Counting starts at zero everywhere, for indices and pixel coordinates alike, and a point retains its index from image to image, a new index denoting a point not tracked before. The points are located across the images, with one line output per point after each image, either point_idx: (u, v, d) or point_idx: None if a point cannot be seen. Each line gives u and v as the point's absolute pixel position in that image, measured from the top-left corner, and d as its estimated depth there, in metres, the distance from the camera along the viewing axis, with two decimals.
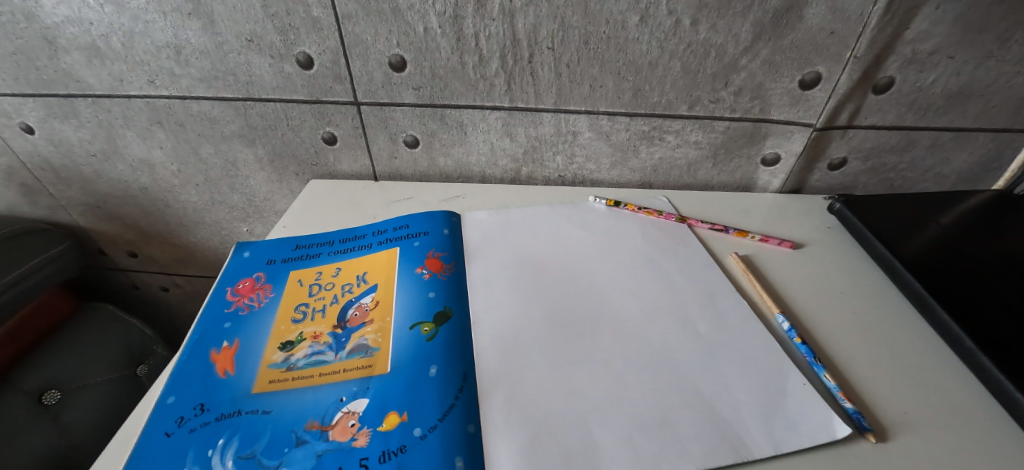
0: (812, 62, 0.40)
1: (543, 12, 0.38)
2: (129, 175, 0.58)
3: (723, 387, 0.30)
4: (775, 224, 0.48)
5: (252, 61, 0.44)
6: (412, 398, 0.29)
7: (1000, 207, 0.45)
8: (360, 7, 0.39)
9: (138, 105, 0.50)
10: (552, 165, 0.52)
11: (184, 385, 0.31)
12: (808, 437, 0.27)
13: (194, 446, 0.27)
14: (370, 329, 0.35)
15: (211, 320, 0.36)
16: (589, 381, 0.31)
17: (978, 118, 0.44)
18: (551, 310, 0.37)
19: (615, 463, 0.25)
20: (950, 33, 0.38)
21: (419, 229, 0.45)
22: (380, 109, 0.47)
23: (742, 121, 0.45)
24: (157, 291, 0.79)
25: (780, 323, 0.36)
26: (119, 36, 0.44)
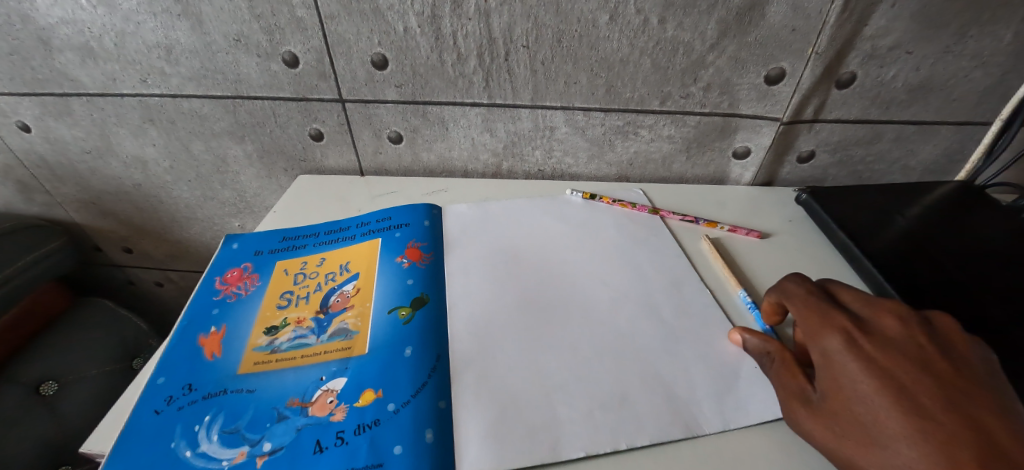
0: (776, 58, 0.42)
1: (517, 11, 0.40)
2: (123, 172, 0.60)
3: (682, 366, 0.32)
4: (745, 215, 0.50)
5: (240, 60, 0.46)
6: (388, 376, 0.30)
7: (961, 197, 0.46)
8: (342, 7, 0.41)
9: (130, 103, 0.51)
10: (532, 159, 0.53)
11: (173, 367, 0.33)
12: (757, 412, 0.29)
13: (181, 423, 0.28)
14: (351, 315, 0.36)
15: (199, 307, 0.38)
16: (557, 362, 0.32)
17: (939, 111, 0.46)
18: (524, 297, 0.38)
19: (575, 436, 0.27)
20: (906, 30, 0.40)
21: (401, 221, 0.46)
22: (364, 106, 0.49)
23: (712, 116, 0.47)
24: (152, 286, 0.80)
25: (741, 298, 0.39)
26: (111, 36, 0.45)
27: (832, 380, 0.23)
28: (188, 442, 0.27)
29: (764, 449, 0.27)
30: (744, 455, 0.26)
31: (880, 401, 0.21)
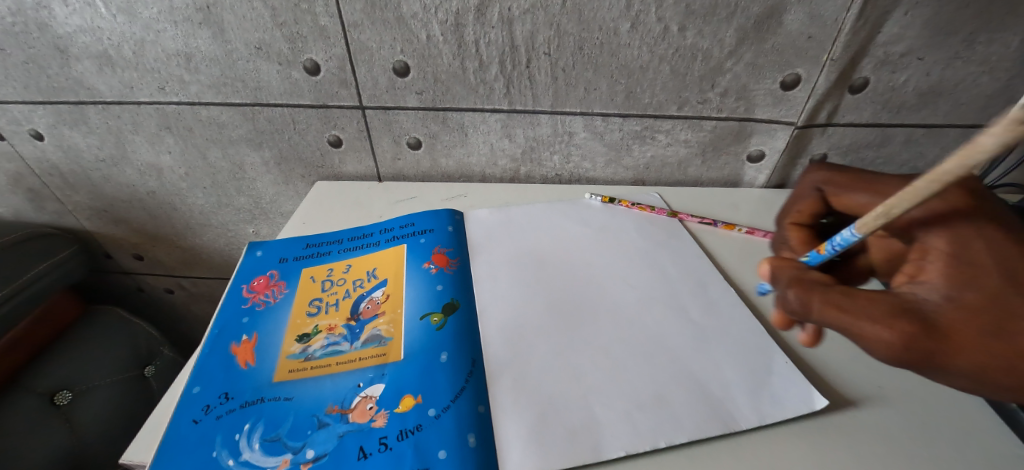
0: (792, 65, 0.43)
1: (540, 19, 0.41)
2: (137, 179, 0.60)
3: (713, 367, 0.33)
4: (761, 217, 0.51)
5: (260, 68, 0.46)
6: (426, 382, 0.31)
7: None
8: (365, 16, 0.41)
9: (147, 111, 0.51)
10: (550, 164, 0.54)
11: (207, 376, 0.33)
12: (789, 410, 0.29)
13: (222, 432, 0.29)
14: (383, 321, 0.37)
15: (229, 316, 0.38)
16: (590, 365, 0.33)
17: (949, 114, 0.47)
18: (552, 301, 0.39)
19: (614, 438, 0.28)
20: (919, 36, 0.41)
21: (424, 227, 0.47)
22: (384, 112, 0.49)
23: (728, 121, 0.48)
24: (161, 293, 0.80)
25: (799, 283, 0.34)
26: (131, 44, 0.45)
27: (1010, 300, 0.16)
28: (231, 451, 0.27)
29: (797, 448, 0.28)
30: (779, 452, 0.27)
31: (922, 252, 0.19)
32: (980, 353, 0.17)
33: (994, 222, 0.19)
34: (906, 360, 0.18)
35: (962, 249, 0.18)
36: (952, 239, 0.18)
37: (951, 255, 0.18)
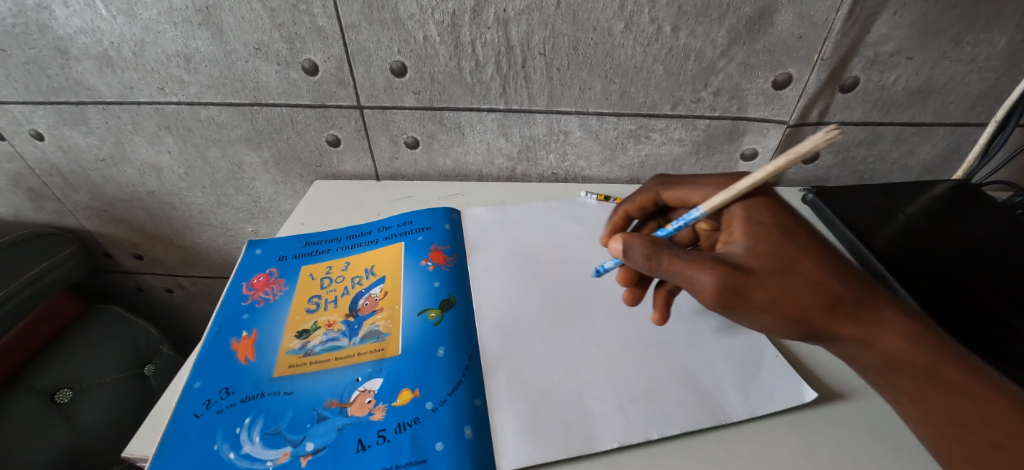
0: (784, 64, 0.44)
1: (535, 20, 0.41)
2: (137, 179, 0.60)
3: (704, 360, 0.33)
4: None
5: (259, 68, 0.47)
6: (423, 376, 0.32)
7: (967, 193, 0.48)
8: (363, 16, 0.42)
9: (147, 111, 0.52)
10: (546, 163, 0.55)
11: (208, 371, 0.33)
12: (778, 403, 0.30)
13: (222, 426, 0.29)
14: (381, 317, 0.37)
15: (229, 312, 0.39)
16: (585, 360, 0.33)
17: (938, 113, 0.48)
18: (547, 298, 0.39)
19: (608, 430, 0.28)
20: (908, 36, 0.41)
21: (422, 225, 0.47)
22: (382, 112, 0.50)
23: (721, 120, 0.49)
24: (161, 292, 0.80)
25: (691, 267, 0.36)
26: (131, 45, 0.46)
27: (785, 252, 0.25)
28: (231, 444, 0.28)
29: (786, 438, 0.28)
30: (768, 442, 0.28)
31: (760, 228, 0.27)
32: (776, 289, 0.24)
33: (765, 198, 0.29)
34: (725, 299, 0.24)
35: (753, 221, 0.27)
36: (746, 214, 0.28)
37: (746, 225, 0.27)
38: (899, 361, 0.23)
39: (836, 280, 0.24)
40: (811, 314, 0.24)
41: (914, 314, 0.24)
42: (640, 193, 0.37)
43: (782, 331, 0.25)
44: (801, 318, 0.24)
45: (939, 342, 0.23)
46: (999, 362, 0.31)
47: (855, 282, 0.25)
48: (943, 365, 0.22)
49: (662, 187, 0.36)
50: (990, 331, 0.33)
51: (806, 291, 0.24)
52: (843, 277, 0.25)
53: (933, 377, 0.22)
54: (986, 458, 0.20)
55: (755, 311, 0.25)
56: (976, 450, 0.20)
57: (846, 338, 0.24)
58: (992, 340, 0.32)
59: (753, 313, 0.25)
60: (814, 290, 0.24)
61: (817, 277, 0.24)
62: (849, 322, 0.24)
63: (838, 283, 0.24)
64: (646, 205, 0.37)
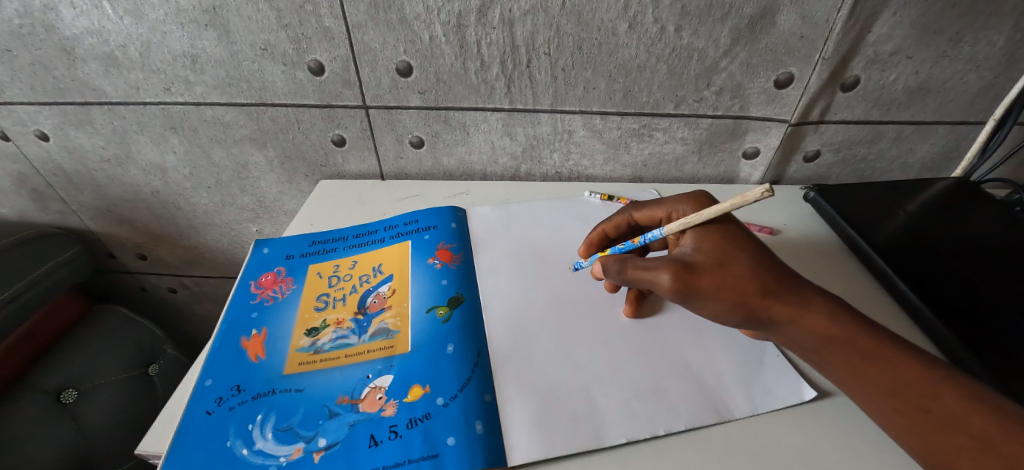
0: (785, 64, 0.44)
1: (540, 20, 0.42)
2: (141, 179, 0.60)
3: (708, 357, 0.34)
4: (756, 212, 0.52)
5: (265, 68, 0.47)
6: (433, 372, 0.32)
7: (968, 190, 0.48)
8: (369, 17, 0.42)
9: (153, 111, 0.52)
10: (550, 162, 0.55)
11: (219, 369, 0.34)
12: (781, 399, 0.31)
13: (235, 422, 0.29)
14: (389, 314, 0.38)
15: (238, 311, 0.39)
16: (591, 356, 0.34)
17: (937, 111, 0.48)
18: (553, 295, 0.40)
19: (616, 425, 0.29)
20: (908, 36, 0.42)
21: (428, 224, 0.48)
22: (387, 112, 0.50)
23: (723, 118, 0.49)
24: (164, 292, 0.81)
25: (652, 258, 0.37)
26: (137, 46, 0.46)
27: (725, 249, 0.29)
28: (244, 441, 0.28)
29: (791, 433, 0.29)
30: (773, 437, 0.29)
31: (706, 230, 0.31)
32: (720, 281, 0.28)
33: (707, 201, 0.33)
34: (681, 293, 0.29)
35: (700, 223, 0.31)
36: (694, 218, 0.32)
37: (694, 228, 0.31)
38: (833, 341, 0.27)
39: (766, 269, 0.29)
40: (752, 300, 0.28)
41: (833, 297, 0.28)
42: (616, 214, 0.41)
43: (731, 318, 0.29)
44: (744, 305, 0.28)
45: (857, 319, 0.27)
46: (1000, 356, 0.31)
47: (783, 270, 0.29)
48: (861, 336, 0.26)
49: (634, 208, 0.40)
50: (990, 325, 0.33)
51: (744, 279, 0.28)
52: (773, 267, 0.29)
53: (861, 352, 0.26)
54: (922, 422, 0.24)
55: (707, 299, 0.29)
56: (912, 417, 0.24)
57: (786, 323, 0.28)
58: (993, 335, 0.33)
59: (704, 303, 0.29)
60: (750, 279, 0.28)
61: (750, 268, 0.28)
62: (783, 305, 0.27)
63: (769, 273, 0.28)
64: (622, 224, 0.40)
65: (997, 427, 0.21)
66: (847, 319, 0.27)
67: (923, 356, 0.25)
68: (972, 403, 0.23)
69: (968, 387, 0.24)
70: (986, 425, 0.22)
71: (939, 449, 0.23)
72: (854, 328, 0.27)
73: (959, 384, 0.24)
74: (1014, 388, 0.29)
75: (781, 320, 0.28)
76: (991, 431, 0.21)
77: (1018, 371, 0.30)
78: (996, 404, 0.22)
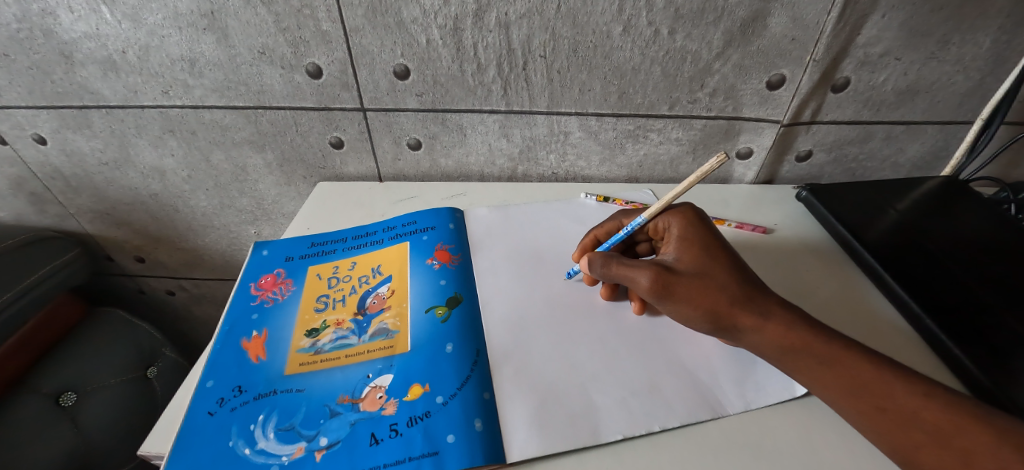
0: (777, 65, 0.45)
1: (536, 24, 0.42)
2: (140, 182, 0.61)
3: (702, 355, 0.35)
4: (750, 212, 0.53)
5: (264, 71, 0.47)
6: (432, 371, 0.33)
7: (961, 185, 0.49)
8: (366, 21, 0.43)
9: (151, 115, 0.52)
10: (546, 163, 0.56)
11: (220, 370, 0.34)
12: (773, 395, 0.32)
13: (237, 422, 0.30)
14: (389, 315, 0.38)
15: (238, 313, 0.39)
16: (588, 355, 0.35)
17: (926, 112, 0.49)
18: (550, 295, 0.41)
19: (612, 422, 0.29)
20: (896, 38, 0.43)
21: (426, 225, 0.48)
22: (385, 114, 0.50)
23: (717, 119, 0.50)
24: (163, 295, 0.81)
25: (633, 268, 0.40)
26: (136, 50, 0.46)
27: (703, 262, 0.34)
28: (247, 440, 0.28)
29: (783, 428, 0.30)
30: (765, 432, 0.29)
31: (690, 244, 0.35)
32: (692, 288, 0.32)
33: (698, 217, 0.37)
34: (658, 294, 0.33)
35: (685, 237, 0.36)
36: (681, 232, 0.37)
37: (679, 241, 0.36)
38: (793, 350, 0.30)
39: (738, 283, 0.33)
40: (720, 308, 0.32)
41: (793, 309, 0.32)
42: (607, 221, 0.43)
43: (700, 324, 0.33)
44: (713, 311, 0.32)
45: (813, 328, 0.30)
46: (988, 352, 0.32)
47: (753, 286, 0.33)
48: (819, 344, 0.29)
49: (626, 216, 0.42)
50: (978, 322, 0.34)
51: (715, 289, 0.32)
52: (744, 282, 0.33)
53: (818, 358, 0.29)
54: (881, 421, 0.26)
55: (680, 303, 0.33)
56: (871, 418, 0.26)
57: (749, 331, 0.31)
58: (981, 331, 0.34)
59: (678, 307, 0.33)
60: (720, 290, 0.32)
61: (724, 281, 0.32)
62: (747, 315, 0.31)
63: (739, 288, 0.32)
64: (613, 231, 0.42)
65: (946, 421, 0.24)
66: (804, 328, 0.30)
67: (875, 358, 0.28)
68: (924, 400, 0.25)
69: (918, 384, 0.26)
70: (938, 420, 0.24)
71: (901, 446, 0.25)
72: (811, 336, 0.30)
73: (910, 382, 0.26)
74: (1002, 384, 0.30)
75: (745, 329, 0.31)
76: (943, 426, 0.24)
77: (1005, 367, 0.31)
78: (944, 399, 0.25)
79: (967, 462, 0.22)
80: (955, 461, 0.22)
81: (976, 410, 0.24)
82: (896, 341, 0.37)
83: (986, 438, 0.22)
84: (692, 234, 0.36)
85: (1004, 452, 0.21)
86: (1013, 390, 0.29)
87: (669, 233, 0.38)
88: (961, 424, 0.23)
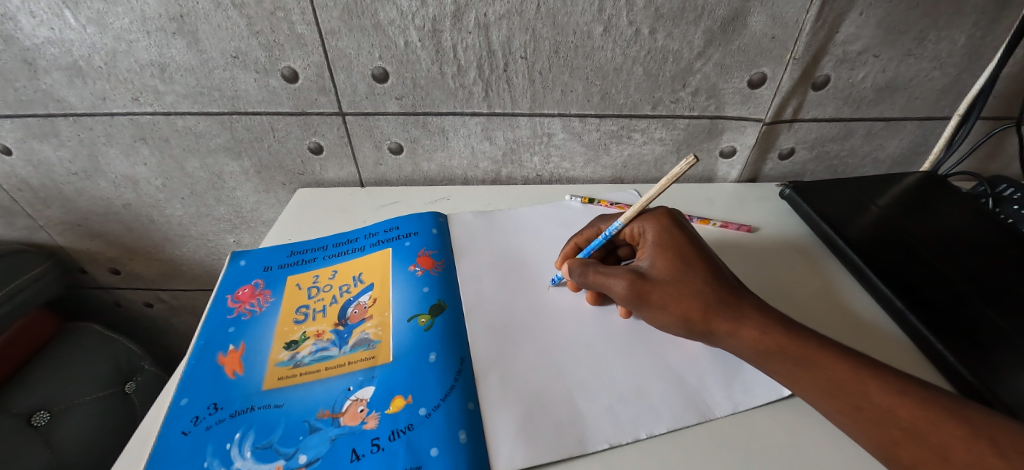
0: (758, 64, 0.45)
1: (515, 25, 0.42)
2: (112, 191, 0.59)
3: (690, 359, 0.34)
4: (735, 211, 0.53)
5: (237, 76, 0.46)
6: (415, 382, 0.32)
7: (940, 179, 0.50)
8: (342, 23, 0.42)
9: (121, 122, 0.50)
10: (530, 165, 0.55)
11: (195, 387, 0.33)
12: (761, 396, 0.31)
13: (212, 442, 0.29)
14: (371, 324, 0.37)
15: (214, 326, 0.38)
16: (573, 361, 0.34)
17: (905, 108, 0.50)
18: (535, 302, 0.40)
19: (598, 430, 0.29)
20: (875, 35, 0.43)
21: (409, 230, 0.47)
22: (365, 118, 0.49)
23: (700, 119, 0.50)
24: (141, 307, 0.78)
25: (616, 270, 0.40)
26: (102, 55, 0.45)
27: (678, 267, 0.34)
28: (222, 460, 0.27)
29: (772, 429, 0.29)
30: (754, 434, 0.29)
31: (666, 249, 0.35)
32: (666, 294, 0.33)
33: (674, 221, 0.37)
34: (633, 301, 0.34)
35: (660, 241, 0.36)
36: (655, 237, 0.36)
37: (653, 246, 0.36)
38: (769, 353, 0.30)
39: (713, 287, 0.32)
40: (693, 315, 0.32)
41: (770, 312, 0.31)
42: (587, 228, 0.43)
43: (677, 329, 0.33)
44: (687, 317, 0.32)
45: (788, 330, 0.30)
46: (971, 348, 0.32)
47: (728, 289, 0.33)
48: (794, 346, 0.29)
49: (603, 221, 0.42)
50: (960, 316, 0.35)
51: (689, 296, 0.32)
52: (719, 287, 0.33)
53: (794, 359, 0.29)
54: (860, 419, 0.25)
55: (655, 309, 0.33)
56: (850, 416, 0.26)
57: (726, 335, 0.31)
58: (964, 326, 0.34)
59: (655, 313, 0.34)
60: (694, 296, 0.32)
61: (699, 287, 0.32)
62: (721, 320, 0.31)
63: (714, 292, 0.32)
64: (593, 237, 0.42)
65: (923, 418, 0.23)
66: (779, 331, 0.30)
67: (851, 357, 0.28)
68: (900, 397, 0.25)
69: (893, 382, 0.26)
70: (915, 417, 0.24)
71: (880, 445, 0.24)
72: (786, 338, 0.29)
73: (884, 379, 0.26)
74: (985, 378, 0.30)
75: (721, 333, 0.31)
76: (919, 423, 0.23)
77: (988, 361, 0.31)
78: (921, 396, 0.24)
79: (945, 458, 0.22)
80: (932, 458, 0.22)
81: (952, 404, 0.24)
82: (881, 339, 0.37)
83: (962, 433, 0.22)
84: (668, 238, 0.36)
85: (980, 447, 0.21)
86: (997, 386, 0.29)
87: (645, 237, 0.38)
88: (937, 420, 0.23)
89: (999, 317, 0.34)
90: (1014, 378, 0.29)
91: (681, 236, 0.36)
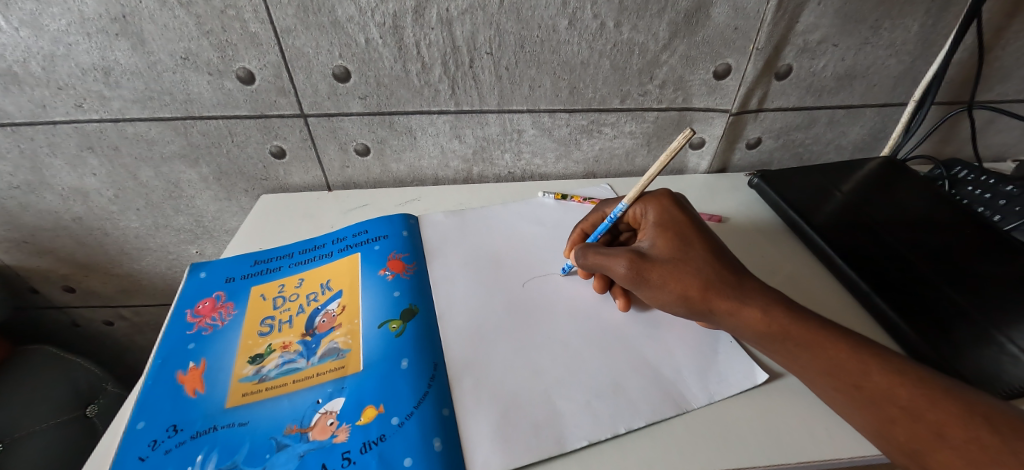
0: (722, 55, 0.46)
1: (478, 19, 0.41)
2: (60, 205, 0.55)
3: (664, 352, 0.34)
4: (706, 201, 0.53)
5: (189, 78, 0.44)
6: (387, 391, 0.31)
7: (900, 164, 0.51)
8: (298, 21, 0.40)
9: (65, 131, 0.47)
10: (502, 163, 0.55)
11: (153, 409, 0.31)
12: (734, 385, 0.32)
13: (172, 466, 0.27)
14: (340, 333, 0.36)
15: (173, 343, 0.36)
16: (551, 360, 0.34)
17: (864, 96, 0.51)
18: (512, 302, 0.39)
19: (578, 428, 0.29)
20: (833, 24, 0.44)
21: (379, 234, 0.46)
22: (328, 119, 0.48)
23: (669, 111, 0.50)
24: (101, 325, 0.75)
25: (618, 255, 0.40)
26: (39, 60, 0.41)
27: (678, 246, 0.34)
28: None
29: (746, 417, 0.30)
30: (727, 422, 0.29)
31: (669, 230, 0.36)
32: (665, 273, 0.33)
33: (676, 203, 0.38)
34: (634, 280, 0.34)
35: (660, 224, 0.37)
36: (657, 218, 0.37)
37: (655, 227, 0.37)
38: (772, 336, 0.30)
39: (712, 267, 0.33)
40: (693, 293, 0.32)
41: (770, 292, 0.31)
42: (592, 213, 0.43)
43: (676, 308, 0.33)
44: (685, 296, 0.32)
45: (790, 312, 0.30)
46: (931, 325, 0.33)
47: (727, 269, 0.33)
48: (797, 328, 0.29)
49: (607, 206, 0.43)
50: (923, 295, 0.36)
51: (688, 274, 0.32)
52: (718, 266, 0.33)
53: (796, 340, 0.29)
54: (857, 398, 0.26)
55: (655, 289, 0.33)
56: (848, 394, 0.26)
57: (725, 314, 0.31)
58: (926, 305, 0.35)
59: (654, 293, 0.34)
60: (694, 274, 0.32)
61: (699, 265, 0.33)
62: (721, 299, 0.31)
63: (713, 271, 0.32)
64: (598, 222, 0.43)
65: (920, 396, 0.24)
66: (782, 311, 0.30)
67: (850, 338, 0.28)
68: (898, 377, 0.25)
69: (892, 362, 0.26)
70: (913, 396, 0.24)
71: (874, 422, 0.25)
72: (788, 320, 0.29)
73: (883, 360, 0.26)
74: (944, 354, 0.31)
75: (720, 312, 0.31)
76: (917, 401, 0.24)
77: (949, 338, 0.32)
78: (919, 375, 0.25)
79: (940, 434, 0.22)
80: (928, 435, 0.23)
81: (948, 384, 0.24)
82: (849, 321, 0.38)
83: (958, 411, 0.23)
84: (670, 220, 0.36)
85: (977, 425, 0.22)
86: (957, 360, 0.30)
87: (646, 219, 0.38)
88: (934, 398, 0.23)
89: (958, 294, 0.35)
90: (969, 353, 0.31)
91: (683, 217, 0.36)
